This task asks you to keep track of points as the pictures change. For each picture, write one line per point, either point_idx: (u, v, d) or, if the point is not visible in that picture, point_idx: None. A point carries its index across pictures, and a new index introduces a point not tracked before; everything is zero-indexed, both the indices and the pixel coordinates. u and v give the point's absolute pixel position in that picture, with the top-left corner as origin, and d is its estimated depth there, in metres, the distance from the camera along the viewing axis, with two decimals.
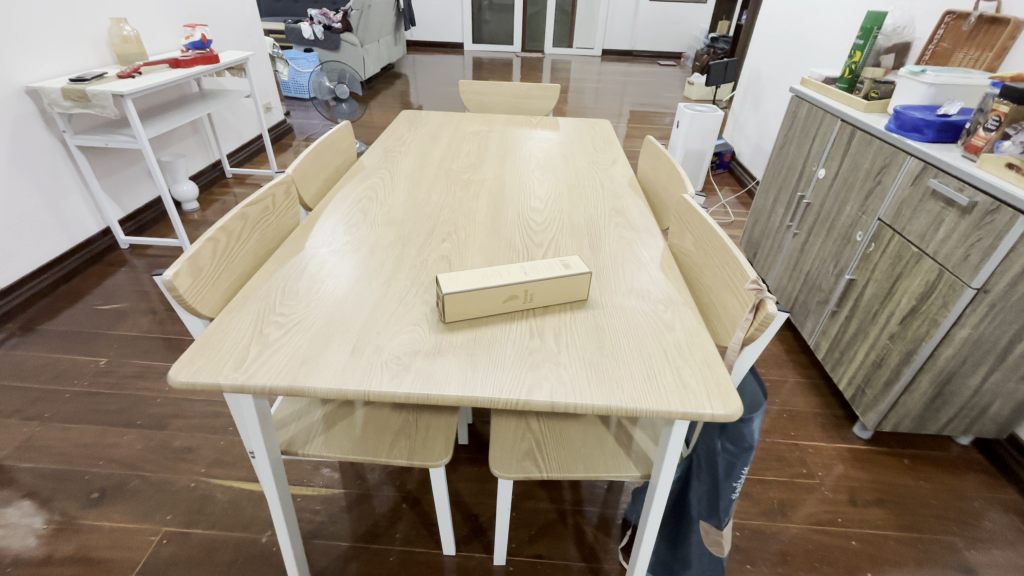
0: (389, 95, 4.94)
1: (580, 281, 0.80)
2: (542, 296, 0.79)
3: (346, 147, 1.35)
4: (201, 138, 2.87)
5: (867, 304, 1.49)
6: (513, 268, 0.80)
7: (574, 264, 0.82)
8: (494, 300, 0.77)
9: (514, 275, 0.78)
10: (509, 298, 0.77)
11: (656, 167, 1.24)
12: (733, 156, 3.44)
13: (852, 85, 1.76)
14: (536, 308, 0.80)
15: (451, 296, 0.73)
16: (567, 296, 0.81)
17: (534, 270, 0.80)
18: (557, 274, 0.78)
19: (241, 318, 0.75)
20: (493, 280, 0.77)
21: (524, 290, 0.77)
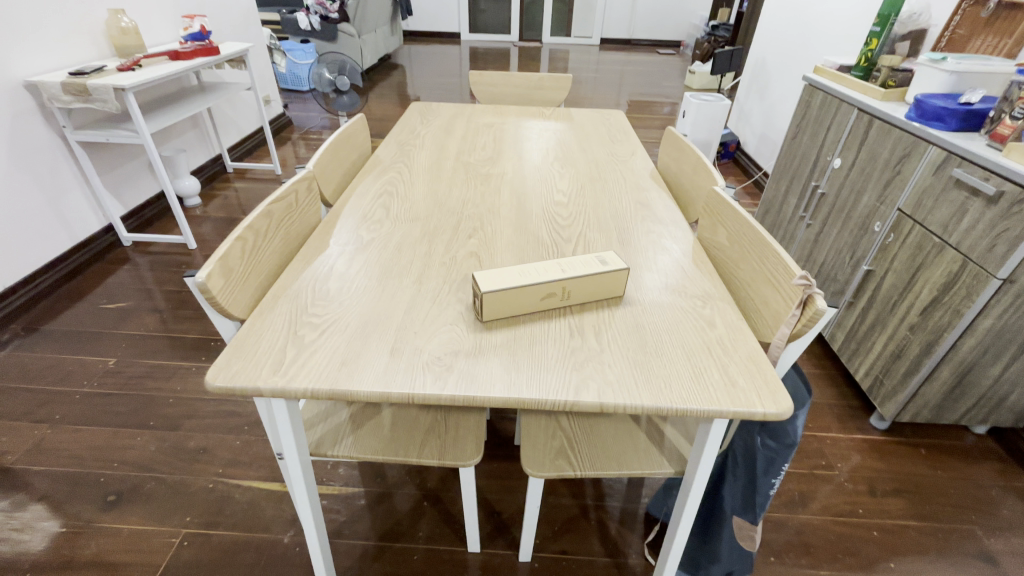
0: (387, 86, 4.87)
1: (617, 278, 0.78)
2: (579, 294, 0.78)
3: (361, 140, 1.32)
4: (201, 132, 2.82)
5: (886, 294, 1.48)
6: (549, 264, 0.79)
7: (610, 260, 0.81)
8: (532, 298, 0.75)
9: (552, 272, 0.76)
10: (547, 295, 0.76)
11: (679, 159, 1.22)
12: (737, 146, 3.45)
13: (868, 73, 1.75)
14: (572, 306, 0.79)
15: (490, 294, 0.71)
16: (604, 293, 0.79)
17: (571, 267, 0.78)
18: (595, 270, 0.77)
19: (274, 319, 0.73)
20: (531, 278, 0.75)
21: (562, 287, 0.76)
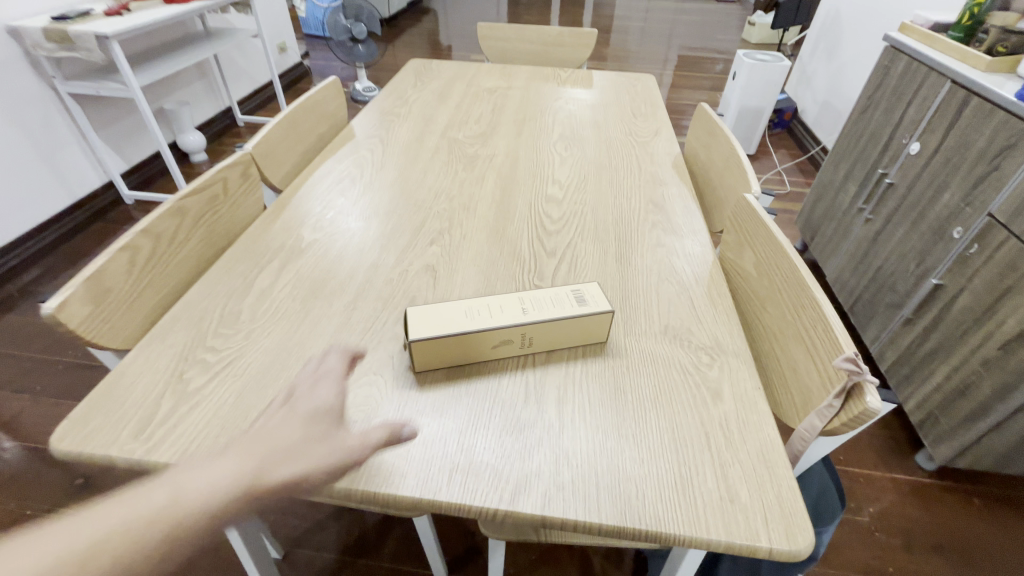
0: (414, 34, 4.54)
1: (598, 322, 0.60)
2: (545, 340, 0.60)
3: (333, 109, 1.14)
4: (208, 82, 2.68)
5: (957, 317, 1.23)
6: (511, 300, 0.62)
7: (592, 296, 0.62)
8: (481, 346, 0.58)
9: (511, 313, 0.59)
10: (502, 342, 0.59)
11: (709, 146, 0.98)
12: (794, 114, 3.04)
13: (970, 34, 1.40)
14: (536, 354, 0.61)
15: (419, 343, 0.55)
16: (577, 339, 0.61)
17: (538, 306, 0.60)
18: (567, 313, 0.58)
19: (162, 352, 0.59)
20: (482, 319, 0.58)
21: (523, 333, 0.58)
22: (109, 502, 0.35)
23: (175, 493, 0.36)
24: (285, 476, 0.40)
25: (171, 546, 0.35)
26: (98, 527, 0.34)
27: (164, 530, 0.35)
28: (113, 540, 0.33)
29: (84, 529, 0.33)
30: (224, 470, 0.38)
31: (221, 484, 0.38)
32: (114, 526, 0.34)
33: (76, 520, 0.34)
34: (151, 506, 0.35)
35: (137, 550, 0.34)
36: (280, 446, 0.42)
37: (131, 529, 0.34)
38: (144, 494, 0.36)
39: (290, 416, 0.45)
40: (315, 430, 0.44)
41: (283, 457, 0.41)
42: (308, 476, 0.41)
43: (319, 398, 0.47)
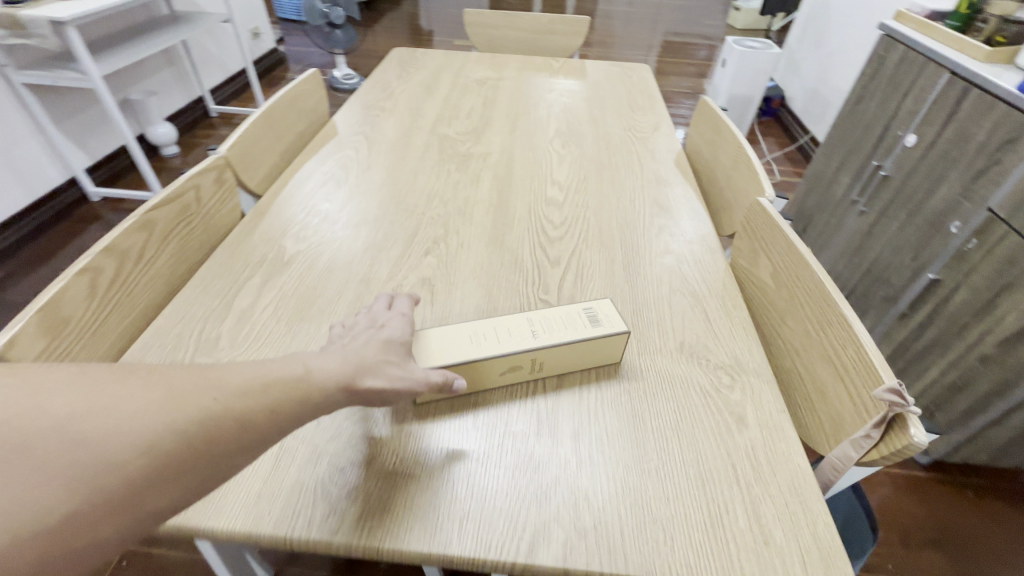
0: (393, 18, 4.37)
1: (612, 344, 0.56)
2: (556, 364, 0.56)
3: (313, 104, 1.07)
4: (177, 70, 2.54)
5: (954, 313, 1.23)
6: (519, 321, 0.58)
7: (604, 316, 0.58)
8: (487, 375, 0.54)
9: (519, 338, 0.55)
10: (511, 369, 0.54)
11: (714, 143, 0.94)
12: (782, 102, 3.02)
13: (968, 23, 1.37)
14: (545, 379, 0.57)
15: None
16: (590, 361, 0.57)
17: (547, 329, 0.56)
18: (580, 336, 0.54)
19: None
20: (488, 346, 0.53)
21: (532, 359, 0.54)
22: (245, 368, 0.37)
23: (299, 376, 0.38)
24: (374, 385, 0.42)
25: (299, 418, 0.37)
26: (245, 386, 0.36)
27: (290, 404, 0.37)
28: (254, 400, 0.35)
29: (230, 386, 0.35)
30: (334, 366, 0.40)
31: (331, 377, 0.40)
32: (255, 386, 0.36)
33: (223, 375, 0.36)
34: (282, 380, 0.37)
35: (267, 414, 0.36)
36: (373, 359, 0.43)
37: (267, 394, 0.36)
38: (271, 369, 0.38)
39: (374, 336, 0.46)
40: (394, 352, 0.46)
41: (375, 367, 0.43)
42: (396, 389, 0.43)
43: (395, 327, 0.49)
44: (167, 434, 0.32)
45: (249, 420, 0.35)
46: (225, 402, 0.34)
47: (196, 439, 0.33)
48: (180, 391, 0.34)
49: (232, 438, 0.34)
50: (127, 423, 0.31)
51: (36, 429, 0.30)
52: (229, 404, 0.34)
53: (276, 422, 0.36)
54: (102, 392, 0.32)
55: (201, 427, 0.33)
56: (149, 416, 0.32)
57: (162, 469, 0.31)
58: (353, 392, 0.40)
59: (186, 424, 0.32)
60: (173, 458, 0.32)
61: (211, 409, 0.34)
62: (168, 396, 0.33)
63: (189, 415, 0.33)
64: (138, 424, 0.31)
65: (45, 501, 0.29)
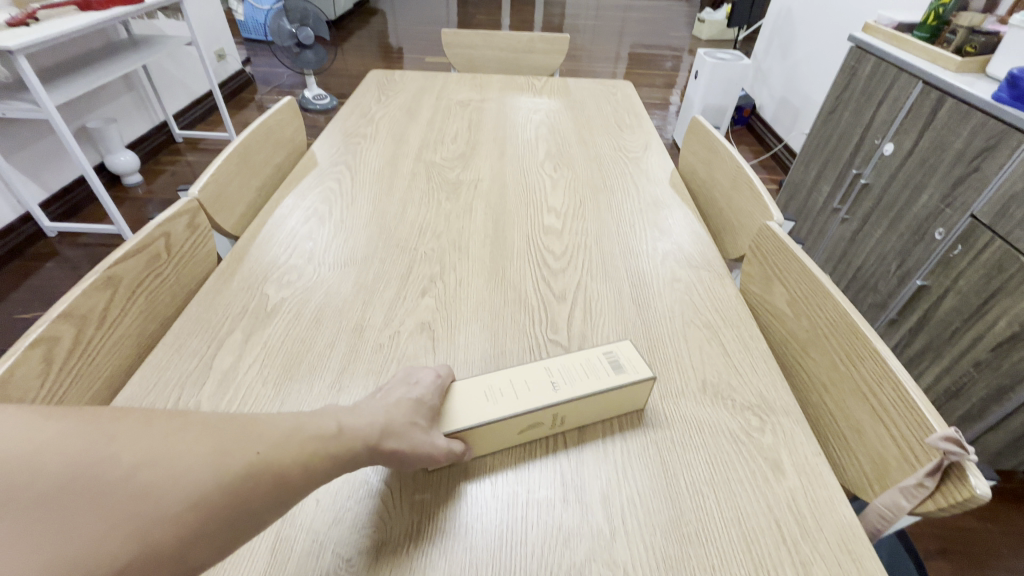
0: (362, 36, 4.32)
1: (638, 391, 0.52)
2: (576, 417, 0.52)
3: (290, 134, 1.01)
4: (138, 96, 2.43)
5: (944, 318, 1.24)
6: (536, 371, 0.53)
7: (627, 360, 0.55)
8: (506, 434, 0.49)
9: (540, 391, 0.50)
10: (532, 425, 0.50)
11: (710, 162, 0.92)
12: (753, 111, 3.09)
13: (936, 34, 1.42)
14: (565, 434, 0.53)
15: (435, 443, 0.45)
16: (614, 410, 0.53)
17: (568, 379, 0.52)
18: (604, 387, 0.50)
19: None
20: (506, 403, 0.49)
21: (553, 416, 0.50)
22: (283, 420, 0.36)
23: (333, 432, 0.38)
24: (396, 448, 0.41)
25: (336, 472, 0.37)
26: (286, 438, 0.35)
27: (327, 460, 0.37)
28: (294, 453, 0.35)
29: (273, 437, 0.35)
30: (362, 424, 0.40)
31: (361, 437, 0.39)
32: (295, 440, 0.35)
33: (265, 427, 0.35)
34: (322, 435, 0.37)
35: (303, 469, 0.35)
36: (400, 422, 0.43)
37: (306, 448, 0.36)
38: (307, 424, 0.37)
39: (401, 395, 0.46)
40: (421, 416, 0.45)
41: (399, 431, 0.42)
42: (419, 453, 0.43)
43: (424, 392, 0.48)
44: (219, 484, 0.31)
45: (288, 474, 0.34)
46: (272, 454, 0.34)
47: (244, 492, 0.32)
48: (229, 440, 0.33)
49: (272, 492, 0.33)
50: (182, 474, 0.30)
51: (96, 479, 0.29)
52: (273, 457, 0.34)
53: (312, 475, 0.35)
54: (160, 439, 0.32)
55: (248, 479, 0.32)
56: (203, 465, 0.31)
57: (208, 521, 0.30)
58: (378, 452, 0.40)
59: (237, 475, 0.32)
60: (220, 510, 0.31)
61: (256, 461, 0.33)
62: (222, 443, 0.33)
63: (239, 466, 0.32)
64: (193, 474, 0.31)
65: (98, 551, 0.27)
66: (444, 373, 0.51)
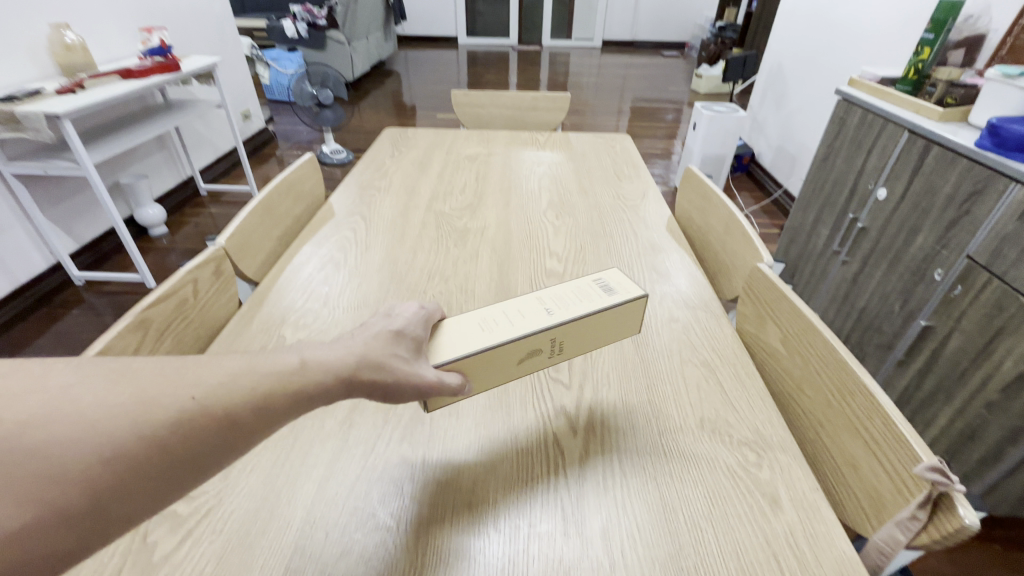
0: (379, 96, 4.61)
1: (633, 308, 0.57)
2: (572, 342, 0.55)
3: (309, 187, 1.09)
4: (168, 154, 2.60)
5: (951, 359, 1.24)
6: (526, 299, 0.56)
7: (616, 284, 0.58)
8: (508, 360, 0.51)
9: (539, 315, 0.52)
10: (532, 351, 0.52)
11: (703, 209, 0.97)
12: (752, 159, 3.20)
13: (917, 87, 1.50)
14: (560, 357, 0.56)
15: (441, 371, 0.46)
16: (604, 332, 0.57)
17: (562, 305, 0.54)
18: (601, 306, 0.54)
19: None
20: (506, 330, 0.51)
21: (553, 338, 0.52)
22: (229, 362, 0.34)
23: (298, 367, 0.36)
24: (378, 378, 0.40)
25: (292, 412, 0.35)
26: (229, 381, 0.32)
27: (280, 399, 0.34)
28: (241, 396, 0.32)
29: (214, 382, 0.32)
30: (333, 358, 0.38)
31: (329, 369, 0.37)
32: (244, 381, 0.33)
33: (206, 371, 0.32)
34: (279, 374, 0.34)
35: (251, 412, 0.32)
36: (379, 353, 0.41)
37: (257, 391, 0.33)
38: (263, 363, 0.35)
39: (382, 328, 0.45)
40: (404, 347, 0.44)
41: (379, 361, 0.40)
42: (402, 384, 0.41)
43: (406, 324, 0.47)
44: (148, 433, 0.29)
45: (234, 417, 0.32)
46: (209, 399, 0.31)
47: (174, 444, 0.29)
48: (158, 388, 0.30)
49: (217, 438, 0.31)
50: (102, 423, 0.28)
51: None
52: (213, 402, 0.31)
53: (266, 419, 0.33)
54: (82, 388, 0.29)
55: (183, 427, 0.30)
56: (125, 417, 0.29)
57: (136, 474, 0.28)
58: (356, 383, 0.38)
59: (166, 426, 0.29)
60: (154, 458, 0.29)
61: (190, 408, 0.30)
62: (150, 393, 0.30)
63: (167, 414, 0.30)
64: (114, 424, 0.28)
65: None
66: (427, 308, 0.51)
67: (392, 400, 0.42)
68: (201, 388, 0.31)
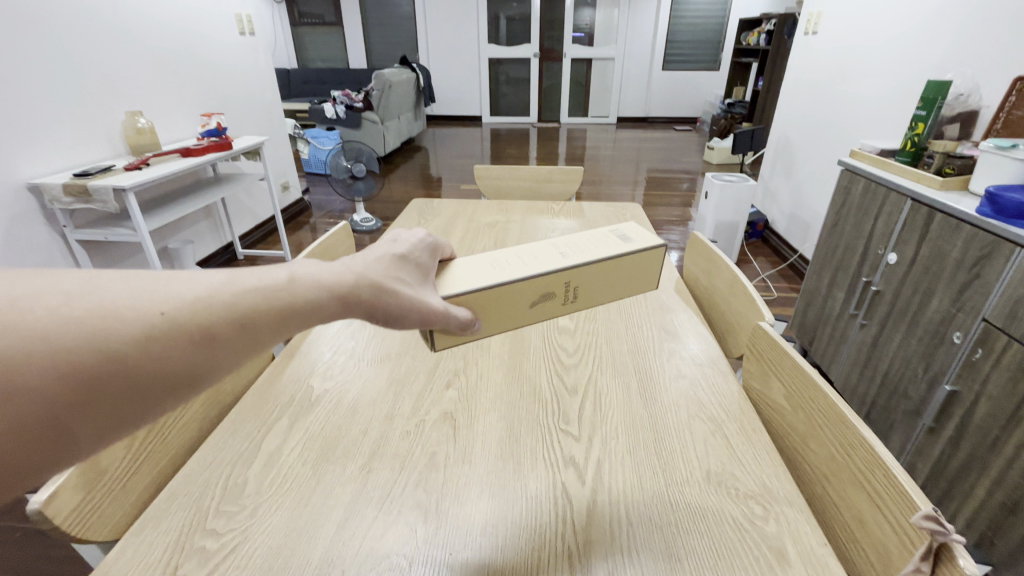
0: (407, 169, 4.94)
1: (652, 257, 0.65)
2: (583, 289, 0.61)
3: (341, 251, 1.19)
4: (213, 222, 2.82)
5: (982, 427, 1.19)
6: (538, 248, 0.63)
7: (633, 237, 0.67)
8: (525, 300, 0.57)
9: (554, 259, 0.59)
10: (548, 294, 0.59)
11: (709, 272, 1.02)
12: (766, 225, 3.27)
13: (916, 158, 1.58)
14: (570, 304, 0.62)
15: (458, 296, 0.51)
16: (618, 285, 0.65)
17: (575, 253, 0.62)
18: (613, 253, 0.61)
19: (165, 529, 0.54)
20: (521, 269, 0.57)
21: (566, 281, 0.59)
22: (207, 279, 0.36)
23: (284, 284, 0.38)
24: (377, 299, 0.42)
25: (272, 328, 0.37)
26: (203, 298, 0.35)
27: (256, 315, 0.36)
28: (218, 315, 0.35)
29: (186, 299, 0.34)
30: (325, 275, 0.39)
31: (316, 287, 0.39)
32: (221, 298, 0.35)
33: (181, 288, 0.35)
34: (261, 291, 0.37)
35: (228, 325, 0.35)
36: (378, 275, 0.43)
37: (236, 309, 0.35)
38: (244, 280, 0.37)
39: (387, 251, 0.47)
40: (407, 272, 0.47)
41: (377, 283, 0.42)
42: (404, 305, 0.44)
43: (410, 250, 0.49)
44: (126, 346, 0.32)
45: (211, 332, 0.35)
46: (179, 314, 0.34)
47: (148, 353, 0.33)
48: (132, 306, 0.33)
49: (195, 350, 0.34)
50: (78, 338, 0.31)
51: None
52: (179, 317, 0.34)
53: (244, 337, 0.36)
54: (59, 304, 0.32)
55: (157, 342, 0.33)
56: (103, 325, 0.32)
57: (119, 374, 0.33)
58: (350, 302, 0.41)
59: (139, 336, 0.33)
60: (132, 364, 0.33)
61: (160, 323, 0.33)
62: (126, 310, 0.33)
63: (139, 326, 0.33)
64: (89, 338, 0.32)
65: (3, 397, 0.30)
66: (433, 237, 0.54)
67: (397, 322, 0.45)
68: (173, 304, 0.34)
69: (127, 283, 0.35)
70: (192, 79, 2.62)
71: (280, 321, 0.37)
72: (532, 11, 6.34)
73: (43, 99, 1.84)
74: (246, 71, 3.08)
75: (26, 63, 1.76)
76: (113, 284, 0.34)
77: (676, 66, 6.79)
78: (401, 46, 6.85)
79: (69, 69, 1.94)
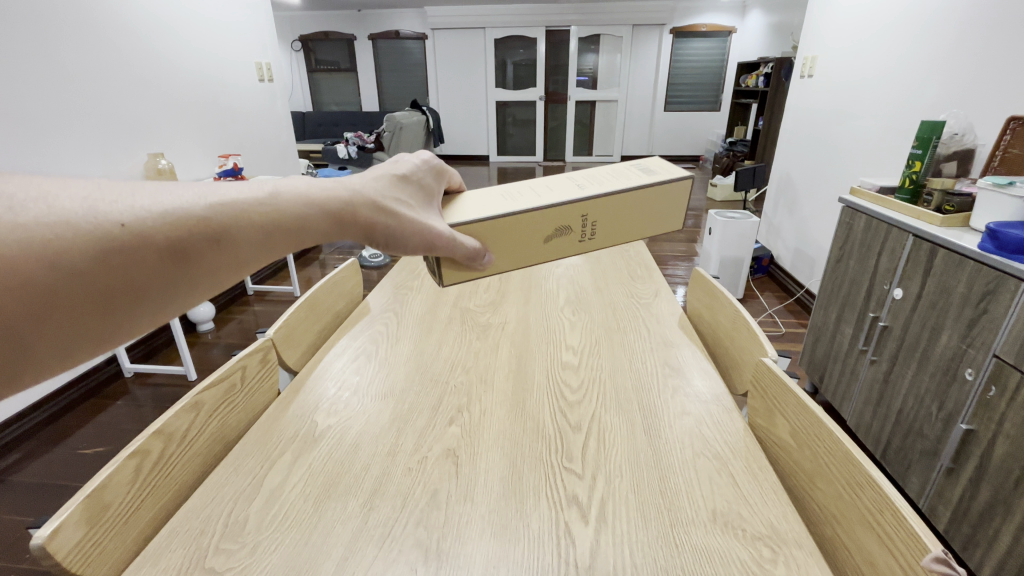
0: None
1: (666, 190, 0.65)
2: (600, 222, 0.64)
3: (349, 287, 1.21)
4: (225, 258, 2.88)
5: (1001, 467, 1.15)
6: (552, 184, 0.66)
7: (657, 170, 0.68)
8: (537, 233, 0.61)
9: (568, 193, 0.63)
10: (561, 228, 0.62)
11: (712, 307, 1.03)
12: (771, 261, 3.28)
13: (916, 195, 1.59)
14: (590, 238, 0.65)
15: (463, 227, 0.56)
16: (636, 223, 0.66)
17: (593, 186, 0.65)
18: (623, 187, 0.63)
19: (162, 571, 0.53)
20: (534, 202, 0.61)
21: (582, 215, 0.62)
22: (169, 194, 0.40)
23: (267, 198, 0.44)
24: (367, 217, 0.50)
25: (250, 235, 0.43)
26: (172, 209, 0.39)
27: (231, 222, 0.42)
28: (194, 222, 0.40)
29: (147, 214, 0.38)
30: (310, 192, 0.47)
31: (293, 202, 0.46)
32: (196, 208, 0.40)
33: (144, 202, 0.38)
34: (237, 205, 0.43)
35: (206, 233, 0.40)
36: (373, 192, 0.51)
37: (215, 219, 0.41)
38: (218, 192, 0.42)
39: (386, 173, 0.54)
40: (405, 188, 0.54)
41: (364, 201, 0.50)
42: (401, 226, 0.51)
43: (411, 170, 0.56)
44: (87, 260, 0.35)
45: (181, 243, 0.39)
46: (154, 221, 0.38)
47: (126, 256, 0.37)
48: (96, 215, 0.36)
49: (174, 254, 0.39)
50: (31, 253, 0.33)
51: None
52: (145, 227, 0.38)
53: (223, 244, 0.42)
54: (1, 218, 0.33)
55: (123, 253, 0.37)
56: (72, 235, 0.35)
57: (99, 276, 0.36)
58: (334, 216, 0.48)
59: (115, 241, 0.36)
60: (110, 269, 0.36)
61: (127, 231, 0.37)
62: (88, 221, 0.36)
63: (114, 233, 0.36)
64: (46, 252, 0.34)
65: None
66: (439, 159, 0.60)
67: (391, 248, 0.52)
68: (134, 218, 0.37)
69: (78, 197, 0.37)
70: (211, 121, 2.75)
71: (256, 231, 0.44)
72: (537, 57, 6.64)
73: (68, 141, 1.93)
74: (263, 115, 3.23)
75: (55, 107, 1.87)
76: (62, 196, 0.36)
77: (678, 107, 7.01)
78: (412, 91, 7.16)
79: (98, 114, 2.06)
